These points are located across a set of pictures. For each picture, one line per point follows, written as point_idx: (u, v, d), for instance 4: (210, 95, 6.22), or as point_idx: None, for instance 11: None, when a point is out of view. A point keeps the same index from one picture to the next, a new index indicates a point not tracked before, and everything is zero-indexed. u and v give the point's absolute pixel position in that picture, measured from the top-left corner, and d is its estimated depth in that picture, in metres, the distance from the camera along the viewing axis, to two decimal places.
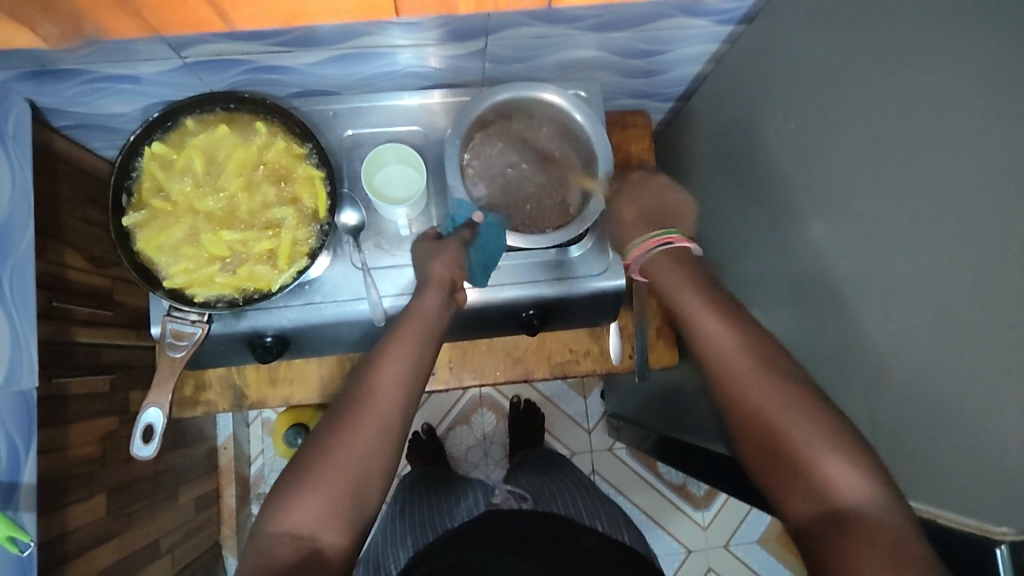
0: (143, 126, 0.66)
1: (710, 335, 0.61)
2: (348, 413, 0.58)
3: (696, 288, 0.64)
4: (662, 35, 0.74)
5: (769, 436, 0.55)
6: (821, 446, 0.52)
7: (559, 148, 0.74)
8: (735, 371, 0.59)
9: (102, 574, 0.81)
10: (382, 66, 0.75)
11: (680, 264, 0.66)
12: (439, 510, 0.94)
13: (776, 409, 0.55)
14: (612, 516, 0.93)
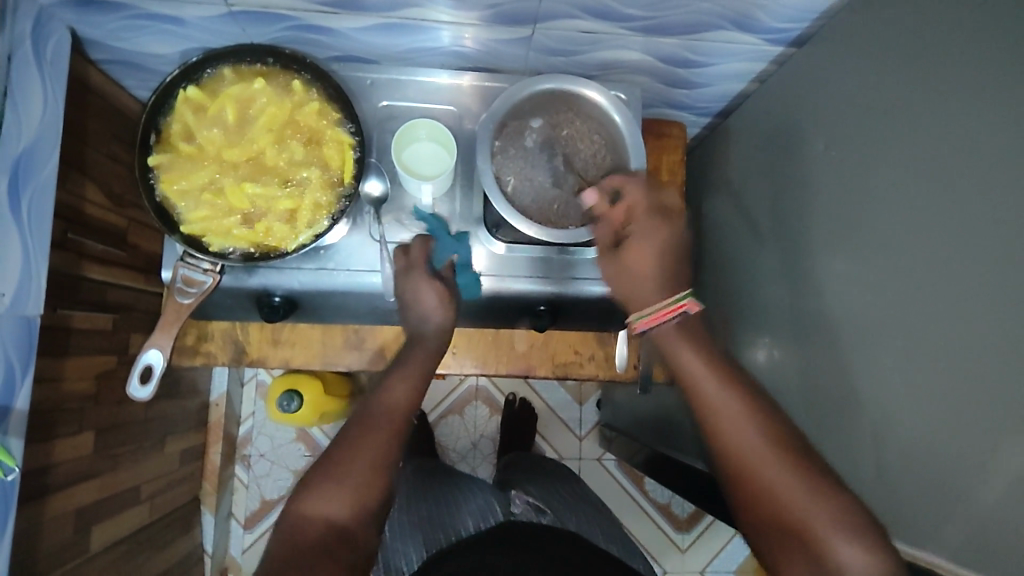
0: (180, 70, 0.66)
1: (715, 401, 0.59)
2: (354, 428, 0.59)
3: (692, 350, 0.62)
4: (710, 46, 0.73)
5: (771, 506, 0.54)
6: (824, 522, 0.52)
7: (594, 146, 0.73)
8: (738, 439, 0.57)
9: (79, 512, 0.81)
10: (424, 41, 0.74)
11: (692, 330, 0.63)
12: (448, 502, 0.88)
13: (776, 477, 0.55)
14: (620, 537, 0.91)
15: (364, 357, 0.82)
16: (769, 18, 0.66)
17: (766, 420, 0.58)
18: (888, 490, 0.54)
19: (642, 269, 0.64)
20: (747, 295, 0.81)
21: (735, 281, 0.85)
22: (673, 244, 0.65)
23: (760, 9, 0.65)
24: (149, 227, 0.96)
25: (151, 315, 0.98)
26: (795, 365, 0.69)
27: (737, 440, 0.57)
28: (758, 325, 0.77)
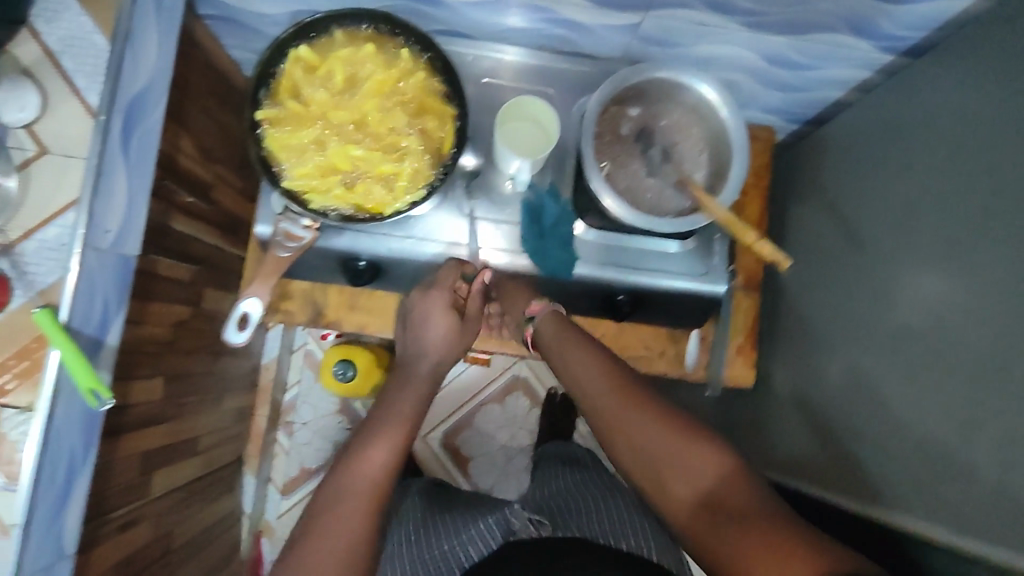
0: (296, 28, 0.67)
1: (579, 375, 0.69)
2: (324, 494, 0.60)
3: (575, 348, 0.71)
4: (821, 49, 0.71)
5: (646, 452, 0.62)
6: (682, 447, 0.60)
7: (694, 139, 0.72)
8: (602, 402, 0.66)
9: (145, 455, 0.82)
10: (532, 22, 0.73)
11: (558, 319, 0.76)
12: (444, 539, 0.84)
13: (659, 448, 0.61)
14: (637, 525, 0.78)
15: None
16: (889, 24, 0.65)
17: (620, 378, 0.67)
18: (973, 503, 0.52)
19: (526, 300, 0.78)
20: (822, 304, 0.79)
21: (807, 288, 0.82)
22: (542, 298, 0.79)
23: (882, 14, 0.64)
24: (228, 185, 0.97)
25: (222, 272, 1.00)
26: (876, 377, 0.67)
27: (614, 414, 0.65)
28: (838, 337, 0.75)
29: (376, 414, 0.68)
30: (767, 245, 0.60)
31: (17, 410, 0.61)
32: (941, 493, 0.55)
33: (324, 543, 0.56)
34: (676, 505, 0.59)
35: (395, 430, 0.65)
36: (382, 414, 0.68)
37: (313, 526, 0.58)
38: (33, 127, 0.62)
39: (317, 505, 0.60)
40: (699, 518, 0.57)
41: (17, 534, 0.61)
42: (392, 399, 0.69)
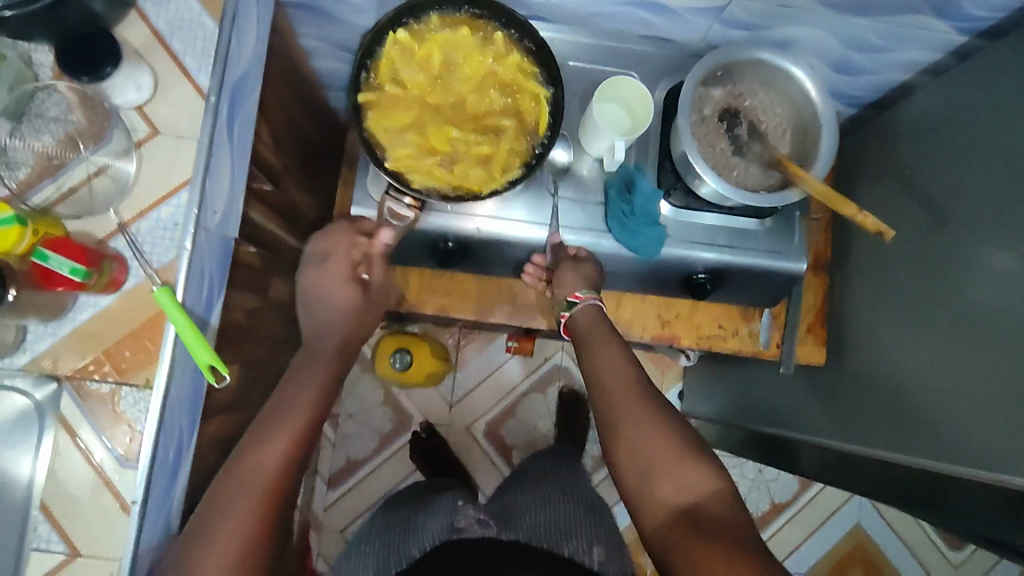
0: (397, 10, 0.67)
1: (602, 368, 0.68)
2: (225, 495, 0.60)
3: (597, 334, 0.71)
4: (899, 31, 0.73)
5: (643, 458, 0.62)
6: (680, 462, 0.61)
7: (779, 117, 0.74)
8: (612, 392, 0.67)
9: (225, 441, 0.82)
10: (618, 5, 0.74)
11: (602, 316, 0.74)
12: (402, 531, 0.80)
13: (639, 447, 0.62)
14: (583, 522, 0.80)
15: (516, 311, 0.85)
16: (973, 5, 0.67)
17: (639, 384, 0.67)
18: None
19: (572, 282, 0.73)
20: (895, 281, 0.81)
21: (878, 266, 0.84)
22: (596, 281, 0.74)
23: None
24: (292, 175, 0.97)
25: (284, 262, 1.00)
26: (959, 348, 0.69)
27: (615, 402, 0.66)
28: (914, 311, 0.77)
29: (293, 393, 0.67)
30: (871, 216, 0.62)
31: (135, 387, 0.62)
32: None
33: (231, 514, 0.59)
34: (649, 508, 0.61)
35: (284, 433, 0.63)
36: (284, 400, 0.67)
37: (224, 495, 0.60)
38: (143, 108, 0.63)
39: (229, 475, 0.61)
40: (673, 528, 0.58)
41: (134, 514, 0.60)
42: (311, 368, 0.70)
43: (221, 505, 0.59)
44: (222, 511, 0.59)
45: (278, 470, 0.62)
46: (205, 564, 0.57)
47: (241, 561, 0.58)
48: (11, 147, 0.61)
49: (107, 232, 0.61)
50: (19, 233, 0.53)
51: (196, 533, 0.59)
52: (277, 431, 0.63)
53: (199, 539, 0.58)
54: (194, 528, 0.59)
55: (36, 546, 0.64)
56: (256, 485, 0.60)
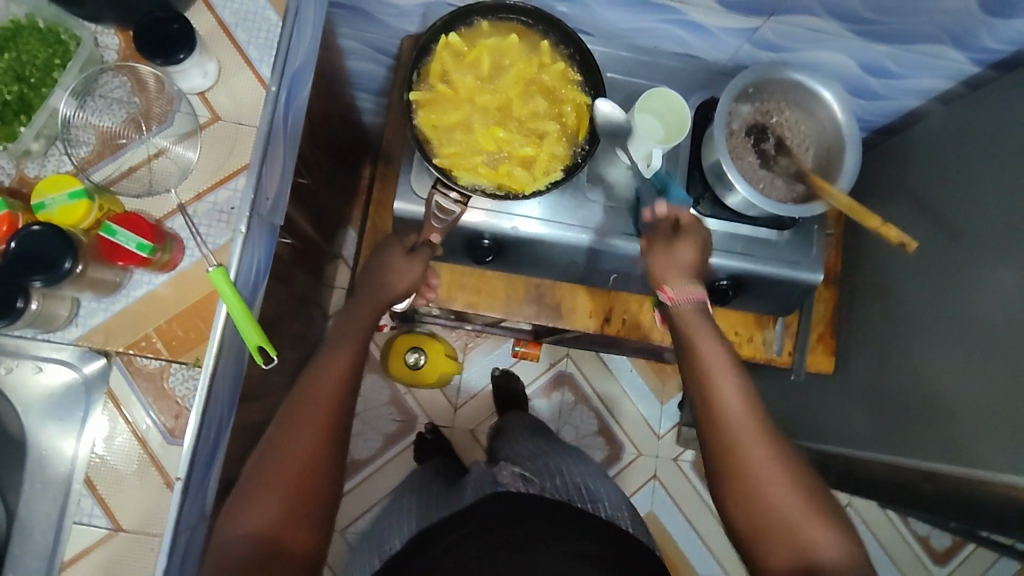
0: (450, 15, 0.71)
1: (723, 410, 0.60)
2: (293, 410, 0.60)
3: (717, 342, 0.63)
4: (916, 59, 0.78)
5: (769, 510, 0.56)
6: (805, 521, 0.55)
7: (803, 135, 0.78)
8: (737, 439, 0.59)
9: (247, 430, 0.82)
10: (657, 22, 0.78)
11: (706, 316, 0.65)
12: (437, 501, 0.84)
13: (781, 481, 0.57)
14: (599, 492, 0.88)
15: (543, 311, 0.87)
16: (989, 38, 0.72)
17: (766, 425, 0.60)
18: None
19: (683, 263, 0.67)
20: (904, 294, 0.85)
21: (887, 280, 0.88)
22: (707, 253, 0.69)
23: (985, 27, 0.71)
24: (319, 170, 0.99)
25: (305, 256, 1.01)
26: (970, 357, 0.73)
27: (738, 430, 0.59)
28: (929, 323, 0.80)
29: (351, 312, 0.69)
30: (895, 228, 0.65)
31: (186, 365, 0.62)
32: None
33: (306, 421, 0.59)
34: (775, 550, 0.56)
35: (347, 339, 0.65)
36: (343, 323, 0.67)
37: (299, 406, 0.60)
38: (206, 95, 0.66)
39: (302, 387, 0.61)
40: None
41: (178, 490, 0.60)
42: (360, 300, 0.69)
43: (296, 413, 0.59)
44: (299, 418, 0.59)
45: (343, 380, 0.62)
46: (286, 463, 0.57)
47: (314, 463, 0.58)
48: (75, 123, 0.62)
49: (165, 212, 0.63)
50: (87, 208, 0.57)
51: (273, 439, 0.59)
52: (340, 345, 0.64)
53: (279, 444, 0.58)
54: (271, 434, 0.60)
55: (77, 520, 0.61)
56: (327, 397, 0.60)
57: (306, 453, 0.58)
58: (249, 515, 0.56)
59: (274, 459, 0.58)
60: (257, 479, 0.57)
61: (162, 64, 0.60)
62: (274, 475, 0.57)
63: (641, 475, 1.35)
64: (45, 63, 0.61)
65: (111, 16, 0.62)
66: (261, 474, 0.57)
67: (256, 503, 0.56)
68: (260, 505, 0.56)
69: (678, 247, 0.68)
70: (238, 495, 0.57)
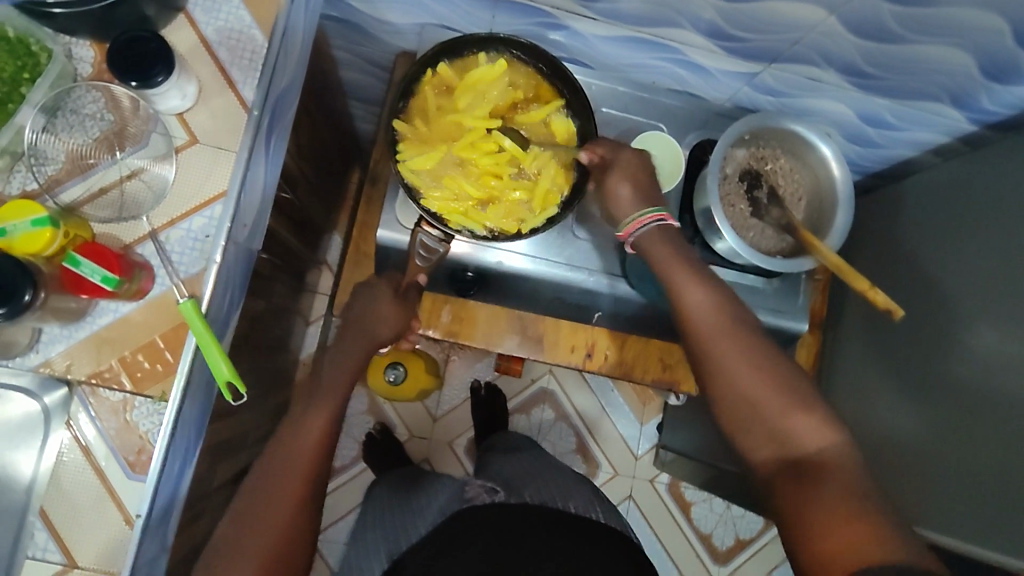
0: (438, 48, 0.69)
1: (690, 306, 0.62)
2: (259, 491, 0.59)
3: (686, 267, 0.63)
4: (915, 114, 0.78)
5: (745, 408, 0.58)
6: (783, 403, 0.57)
7: (797, 184, 0.77)
8: (707, 333, 0.61)
9: (216, 447, 0.79)
10: (658, 59, 0.76)
11: (673, 238, 0.65)
12: (402, 512, 0.85)
13: (759, 394, 0.58)
14: (581, 489, 0.85)
15: (524, 343, 0.85)
16: (989, 100, 0.72)
17: (725, 316, 0.61)
18: None
19: (625, 195, 0.66)
20: (891, 344, 0.84)
21: (875, 329, 0.87)
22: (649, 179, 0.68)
23: (985, 91, 0.70)
24: (304, 180, 0.96)
25: (285, 266, 0.98)
26: (949, 419, 0.72)
27: (712, 333, 0.61)
28: (912, 377, 0.79)
29: (331, 357, 0.68)
30: (882, 294, 0.64)
31: (150, 399, 0.60)
32: (1010, 527, 0.61)
33: (281, 487, 0.59)
34: (761, 450, 0.58)
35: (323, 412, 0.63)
36: (317, 389, 0.65)
37: (275, 471, 0.59)
38: (184, 116, 0.63)
39: (277, 450, 0.61)
40: (781, 473, 0.56)
41: (138, 527, 0.59)
42: (347, 346, 0.68)
43: (269, 482, 0.59)
44: (272, 484, 0.59)
45: (322, 440, 0.62)
46: (250, 548, 0.56)
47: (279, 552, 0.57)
48: (44, 142, 0.60)
49: (136, 237, 0.61)
50: (51, 237, 0.55)
51: (243, 507, 0.58)
52: (319, 402, 0.63)
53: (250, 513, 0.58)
54: (244, 501, 0.59)
55: (31, 553, 0.62)
56: (303, 462, 0.60)
57: (279, 524, 0.58)
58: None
59: (248, 528, 0.57)
60: (230, 547, 0.57)
61: (138, 86, 0.58)
62: (249, 543, 0.57)
63: (618, 492, 1.34)
64: (12, 77, 0.59)
65: (87, 30, 0.59)
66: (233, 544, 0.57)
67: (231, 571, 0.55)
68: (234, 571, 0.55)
69: (617, 181, 0.67)
70: (210, 563, 0.56)
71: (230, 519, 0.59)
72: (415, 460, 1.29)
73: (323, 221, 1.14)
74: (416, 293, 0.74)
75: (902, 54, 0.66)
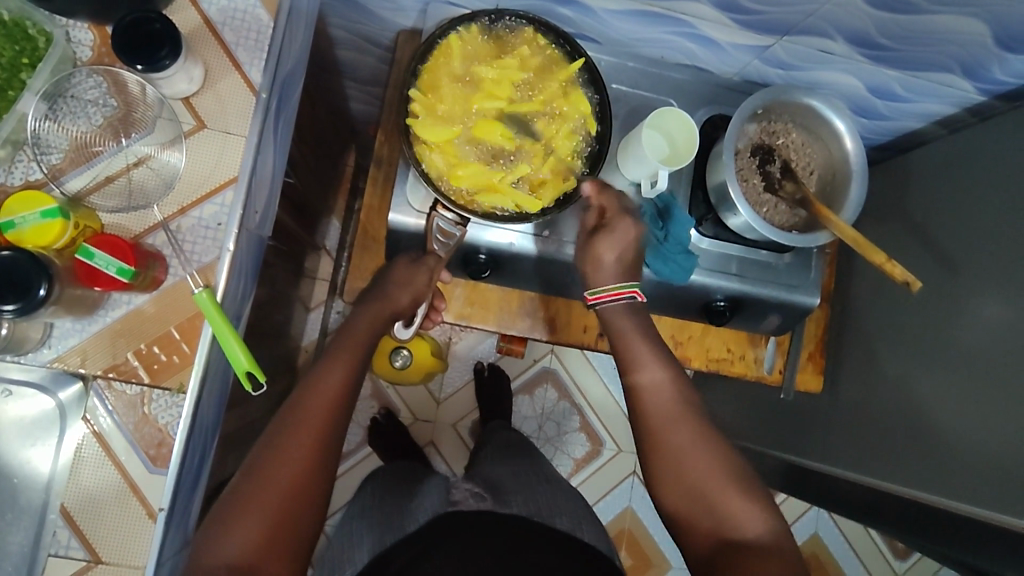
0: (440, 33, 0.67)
1: (645, 380, 0.67)
2: (279, 433, 0.56)
3: (648, 341, 0.69)
4: (924, 85, 0.77)
5: (692, 481, 0.61)
6: (722, 481, 0.61)
7: (809, 158, 0.76)
8: (666, 417, 0.65)
9: (229, 437, 0.78)
10: (669, 33, 0.75)
11: (639, 316, 0.71)
12: (394, 514, 0.81)
13: (705, 467, 0.61)
14: (569, 509, 0.84)
15: (537, 325, 0.86)
16: (1000, 70, 0.71)
17: (682, 403, 0.65)
18: None
19: (608, 261, 0.71)
20: (896, 316, 0.85)
21: (884, 302, 0.87)
22: (636, 248, 0.72)
23: (996, 60, 0.70)
24: (302, 163, 0.93)
25: (287, 250, 0.96)
26: (959, 388, 0.73)
27: (666, 412, 0.65)
28: (920, 347, 0.80)
29: (349, 326, 0.67)
30: (898, 266, 0.65)
31: (168, 391, 0.59)
32: None
33: (292, 443, 0.55)
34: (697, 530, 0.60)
35: (340, 358, 0.61)
36: (333, 351, 0.63)
37: (286, 426, 0.56)
38: (190, 100, 0.61)
39: (289, 408, 0.58)
40: (719, 552, 0.57)
41: (160, 521, 0.56)
42: (362, 314, 0.68)
43: (280, 441, 0.56)
44: (283, 439, 0.56)
45: (333, 400, 0.59)
46: (272, 485, 0.54)
47: (301, 490, 0.55)
48: (48, 131, 0.59)
49: (145, 228, 0.59)
50: (62, 228, 0.55)
51: (253, 466, 0.55)
52: (334, 360, 0.61)
53: (260, 470, 0.55)
54: (253, 462, 0.56)
55: (53, 552, 0.62)
56: (315, 423, 0.57)
57: (291, 478, 0.54)
58: (229, 538, 0.52)
59: (256, 489, 0.54)
60: (234, 506, 0.53)
61: (145, 70, 0.56)
62: (258, 500, 0.53)
63: (620, 472, 1.33)
64: (12, 62, 0.58)
65: (84, 10, 0.57)
66: (239, 503, 0.53)
67: (235, 532, 0.52)
68: (238, 531, 0.52)
69: (605, 247, 0.71)
70: (214, 519, 0.53)
71: (243, 473, 0.55)
72: (421, 444, 1.28)
73: (321, 205, 1.12)
74: (437, 261, 0.72)
75: (917, 25, 0.66)
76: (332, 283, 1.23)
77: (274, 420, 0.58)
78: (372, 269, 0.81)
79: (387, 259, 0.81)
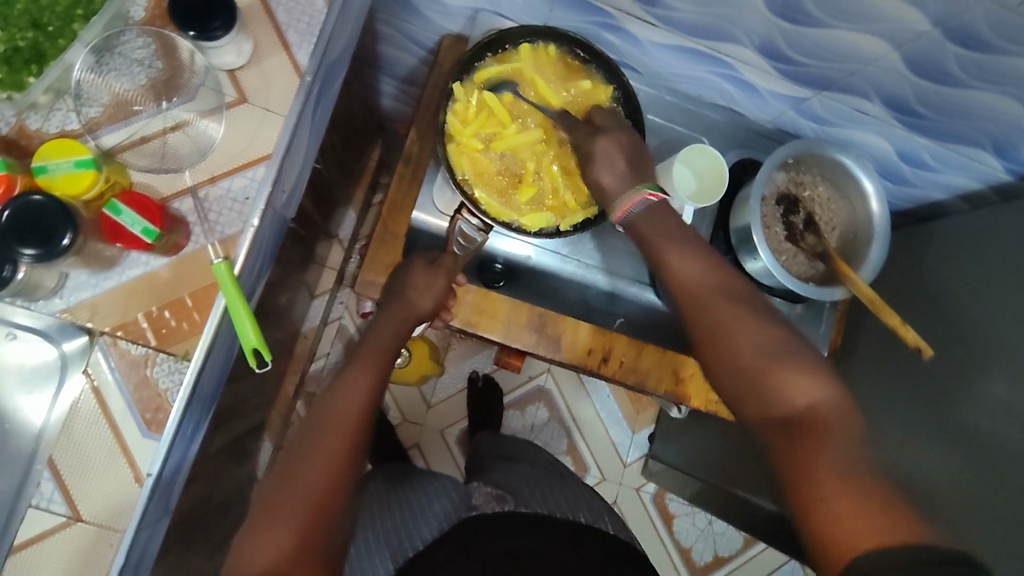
0: (499, 36, 0.68)
1: (682, 275, 0.58)
2: (305, 442, 0.55)
3: (679, 245, 0.59)
4: (953, 158, 0.78)
5: (743, 374, 0.52)
6: (772, 367, 0.51)
7: (833, 214, 0.77)
8: (701, 305, 0.56)
9: (220, 413, 0.77)
10: (711, 72, 0.76)
11: (666, 214, 0.61)
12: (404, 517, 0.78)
13: (752, 353, 0.52)
14: (587, 498, 0.85)
15: (544, 342, 0.82)
16: None
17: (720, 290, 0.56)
18: None
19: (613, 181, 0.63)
20: (902, 382, 0.84)
21: (891, 365, 0.87)
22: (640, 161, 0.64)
23: None
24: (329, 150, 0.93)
25: (301, 234, 0.95)
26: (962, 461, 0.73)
27: (704, 300, 0.56)
28: (923, 414, 0.80)
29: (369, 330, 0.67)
30: (912, 331, 0.65)
31: (172, 357, 0.59)
32: None
33: (320, 448, 0.55)
34: (756, 409, 0.51)
35: (366, 367, 0.61)
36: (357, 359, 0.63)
37: (312, 434, 0.56)
38: (235, 73, 0.62)
39: (312, 418, 0.57)
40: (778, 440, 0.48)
41: (146, 487, 0.57)
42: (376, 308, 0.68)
43: (308, 448, 0.55)
44: (311, 446, 0.55)
45: (361, 408, 0.58)
46: (302, 493, 0.52)
47: (331, 497, 0.53)
48: (89, 83, 0.59)
49: (173, 191, 0.60)
50: (94, 179, 0.55)
51: (280, 474, 0.54)
52: (359, 369, 0.61)
53: (288, 479, 0.53)
54: (278, 470, 0.55)
55: (34, 503, 0.58)
56: (343, 429, 0.56)
57: (322, 487, 0.53)
58: (264, 553, 0.50)
59: (280, 492, 0.53)
60: (263, 517, 0.52)
61: (196, 37, 0.57)
62: (287, 504, 0.52)
63: None
64: (65, 12, 0.57)
65: None
66: (267, 510, 0.52)
67: (267, 544, 0.50)
68: (269, 543, 0.50)
69: (603, 171, 0.63)
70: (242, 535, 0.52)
71: (271, 482, 0.54)
72: (406, 445, 1.28)
73: (339, 195, 1.12)
74: (454, 261, 0.73)
75: (957, 98, 0.67)
76: (339, 274, 1.22)
77: (299, 427, 0.57)
78: (388, 263, 0.79)
79: (404, 256, 0.81)
